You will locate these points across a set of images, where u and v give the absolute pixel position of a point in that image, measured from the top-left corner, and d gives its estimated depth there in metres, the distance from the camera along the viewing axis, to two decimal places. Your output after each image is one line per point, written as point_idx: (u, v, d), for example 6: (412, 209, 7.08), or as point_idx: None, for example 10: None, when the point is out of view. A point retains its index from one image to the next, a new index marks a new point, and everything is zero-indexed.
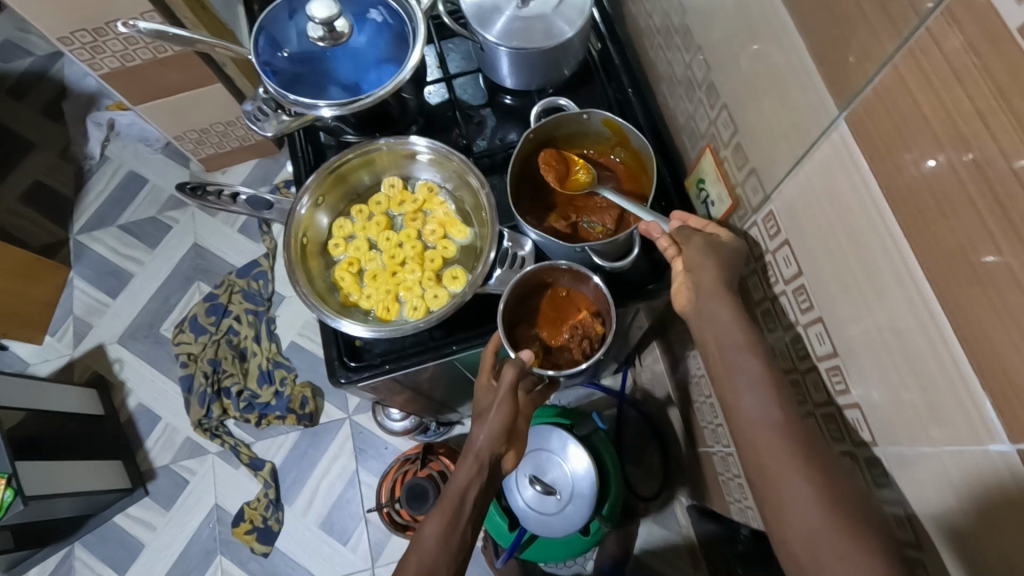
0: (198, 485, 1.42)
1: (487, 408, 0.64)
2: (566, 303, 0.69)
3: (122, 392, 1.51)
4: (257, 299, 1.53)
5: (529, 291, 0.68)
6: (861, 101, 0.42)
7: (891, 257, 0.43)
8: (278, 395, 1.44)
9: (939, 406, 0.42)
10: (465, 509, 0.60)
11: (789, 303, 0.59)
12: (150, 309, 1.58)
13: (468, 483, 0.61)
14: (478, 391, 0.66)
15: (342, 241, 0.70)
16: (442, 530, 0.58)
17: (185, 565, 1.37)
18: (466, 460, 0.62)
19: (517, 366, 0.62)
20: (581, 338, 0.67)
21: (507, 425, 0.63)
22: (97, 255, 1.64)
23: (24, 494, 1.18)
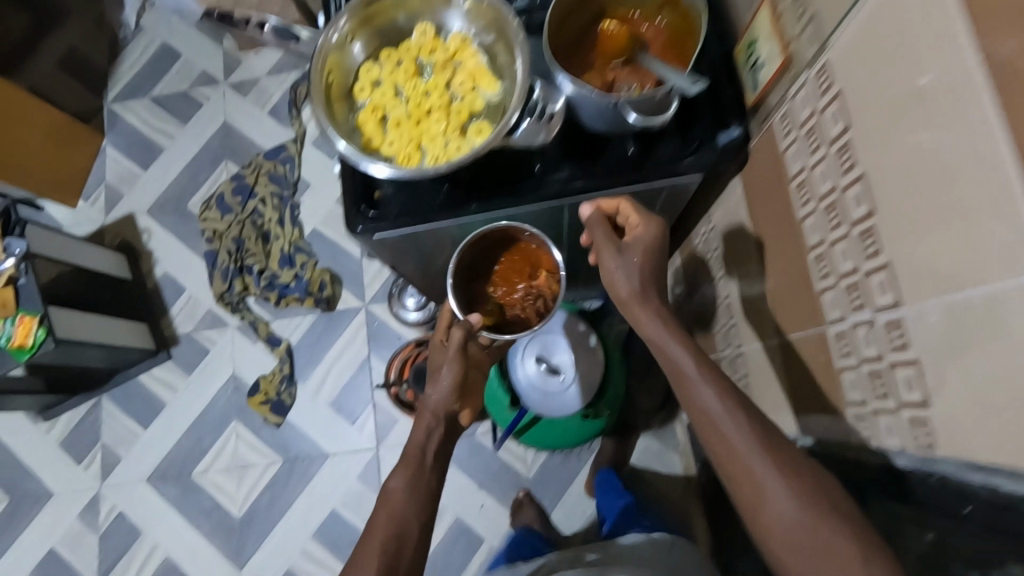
0: (218, 355, 1.48)
1: (438, 367, 0.69)
2: (525, 260, 0.75)
3: (149, 261, 1.55)
4: (283, 183, 1.53)
5: (481, 252, 0.74)
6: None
7: (958, 85, 0.37)
8: (297, 278, 1.46)
9: (971, 251, 0.38)
10: (426, 464, 0.66)
11: (828, 166, 0.52)
12: (179, 184, 1.59)
13: (427, 438, 0.67)
14: (432, 351, 0.71)
15: (368, 86, 0.67)
16: (408, 485, 0.64)
17: (204, 427, 1.44)
18: (421, 416, 0.68)
19: (464, 328, 0.68)
20: (534, 298, 0.74)
21: (459, 380, 0.68)
22: (129, 127, 1.64)
23: (56, 335, 1.23)
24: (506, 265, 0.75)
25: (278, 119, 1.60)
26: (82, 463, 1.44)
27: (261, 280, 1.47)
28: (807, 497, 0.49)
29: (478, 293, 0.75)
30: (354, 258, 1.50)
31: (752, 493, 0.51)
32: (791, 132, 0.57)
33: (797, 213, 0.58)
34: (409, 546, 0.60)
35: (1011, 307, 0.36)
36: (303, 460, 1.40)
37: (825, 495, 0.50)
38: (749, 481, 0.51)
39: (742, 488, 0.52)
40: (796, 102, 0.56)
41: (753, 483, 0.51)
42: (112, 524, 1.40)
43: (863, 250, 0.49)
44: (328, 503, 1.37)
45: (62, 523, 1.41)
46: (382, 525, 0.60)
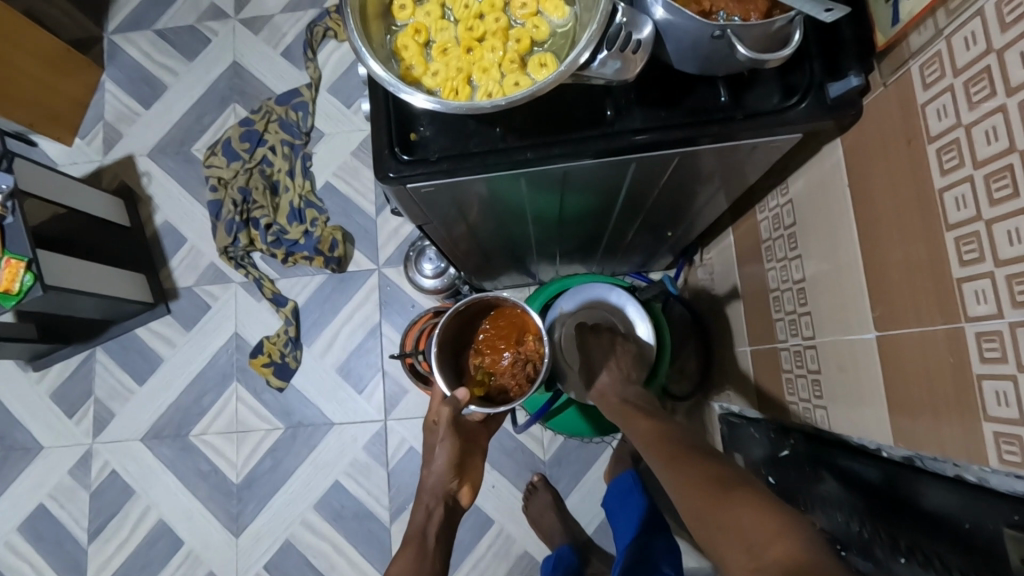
0: (220, 311, 1.39)
1: (435, 447, 0.81)
2: (511, 326, 0.81)
3: (149, 208, 1.45)
4: (294, 131, 1.42)
5: (465, 325, 0.80)
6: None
7: None
8: (307, 235, 1.36)
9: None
10: (428, 547, 0.73)
11: (997, 122, 0.42)
12: (183, 126, 1.48)
13: (428, 520, 0.75)
14: (427, 435, 0.83)
15: (409, 3, 0.56)
16: (413, 563, 0.70)
17: (203, 386, 1.37)
18: (423, 501, 0.78)
19: (451, 405, 0.75)
20: (523, 363, 0.79)
21: (454, 457, 0.80)
22: (131, 60, 1.52)
23: (44, 282, 1.14)
24: (492, 336, 0.81)
25: (292, 60, 1.47)
26: (73, 417, 1.37)
27: (267, 235, 1.36)
28: (706, 477, 0.59)
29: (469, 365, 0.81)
30: (368, 216, 1.39)
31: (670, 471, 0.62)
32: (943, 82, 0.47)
33: (938, 182, 0.48)
34: None
35: None
36: (307, 427, 1.32)
37: (723, 473, 0.59)
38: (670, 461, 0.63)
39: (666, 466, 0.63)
40: (955, 41, 0.46)
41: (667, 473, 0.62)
42: (103, 482, 1.34)
43: None
44: (331, 473, 1.30)
45: (52, 477, 1.34)
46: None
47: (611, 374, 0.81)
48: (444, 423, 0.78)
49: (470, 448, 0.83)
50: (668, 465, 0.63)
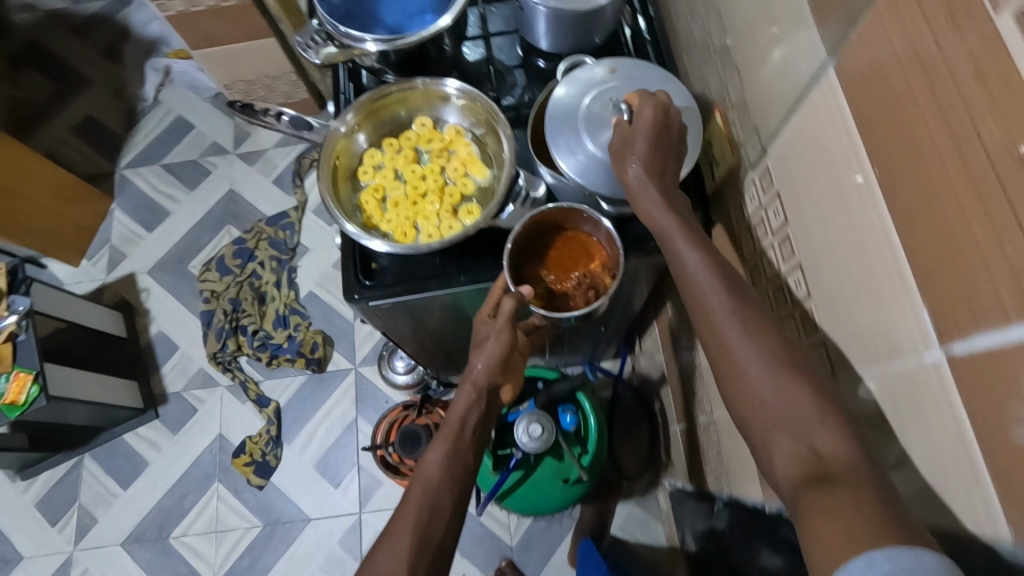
0: (206, 414, 1.49)
1: (485, 339, 0.69)
2: (582, 250, 0.75)
3: (145, 319, 1.59)
4: (282, 247, 1.60)
5: (538, 231, 0.74)
6: (841, 46, 0.50)
7: (870, 212, 0.50)
8: (290, 338, 1.50)
9: (883, 325, 0.51)
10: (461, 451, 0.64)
11: (777, 253, 0.68)
12: (181, 246, 1.66)
13: (468, 410, 0.66)
14: (477, 324, 0.71)
15: (371, 169, 0.76)
16: (445, 462, 0.62)
17: (185, 487, 1.43)
18: (464, 387, 0.67)
19: (516, 299, 0.68)
20: (587, 288, 0.74)
21: (504, 353, 0.68)
22: (138, 190, 1.73)
23: (48, 392, 1.25)
24: (562, 252, 0.75)
25: (282, 185, 1.69)
26: (56, 524, 1.41)
27: (253, 342, 1.51)
28: (789, 365, 0.50)
29: (531, 277, 0.75)
30: (347, 319, 1.54)
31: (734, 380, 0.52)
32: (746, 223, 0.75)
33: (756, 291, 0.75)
34: (439, 528, 0.59)
35: (915, 377, 0.47)
36: (285, 523, 1.38)
37: (812, 370, 0.50)
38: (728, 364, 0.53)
39: (726, 373, 0.53)
40: (748, 194, 0.73)
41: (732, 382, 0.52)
42: None
43: (805, 324, 0.64)
44: (307, 569, 1.35)
45: None
46: (412, 506, 0.59)
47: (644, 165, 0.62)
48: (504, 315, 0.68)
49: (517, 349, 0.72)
50: (729, 371, 0.53)
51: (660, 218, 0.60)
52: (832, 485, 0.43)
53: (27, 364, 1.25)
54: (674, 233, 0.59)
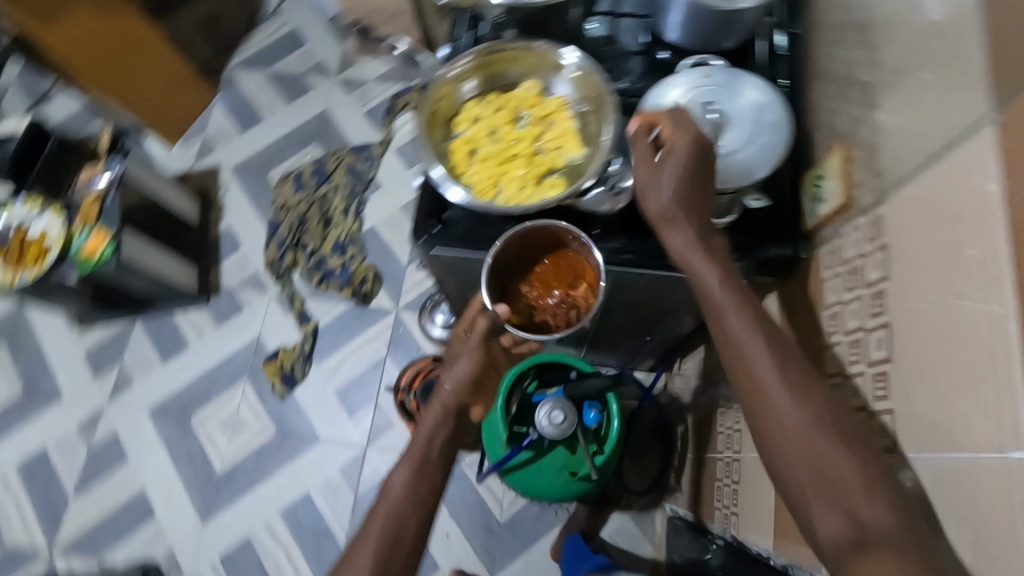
0: (250, 315, 1.56)
1: (458, 358, 0.77)
2: (570, 269, 0.80)
3: (218, 213, 1.66)
4: (359, 179, 1.64)
5: (524, 251, 0.79)
6: (1010, 111, 0.50)
7: (987, 290, 0.51)
8: (344, 266, 1.56)
9: (974, 494, 0.52)
10: (430, 466, 0.70)
11: (864, 305, 0.69)
12: (267, 153, 1.72)
13: (435, 428, 0.72)
14: (452, 340, 0.80)
15: (467, 120, 0.75)
16: (409, 480, 0.68)
17: (216, 377, 1.51)
18: (434, 406, 0.74)
19: (489, 319, 0.75)
20: (566, 306, 0.80)
21: (474, 374, 0.75)
22: (241, 92, 1.79)
23: (120, 254, 1.31)
24: (547, 272, 0.81)
25: (373, 119, 1.72)
26: (98, 377, 1.52)
27: (309, 261, 1.57)
28: (834, 435, 0.54)
29: (515, 293, 0.81)
30: (401, 264, 1.57)
31: (765, 405, 0.57)
32: (836, 267, 0.75)
33: (829, 340, 0.76)
34: (401, 545, 0.64)
35: (991, 460, 0.50)
36: (295, 437, 1.44)
37: (861, 441, 0.54)
38: (757, 389, 0.58)
39: (756, 401, 0.58)
40: (848, 237, 0.73)
41: (759, 411, 0.58)
42: (105, 441, 1.47)
43: (876, 391, 0.66)
44: (304, 486, 1.40)
45: (62, 426, 1.49)
46: (377, 527, 0.65)
47: (679, 192, 0.63)
48: (477, 334, 0.76)
49: (489, 362, 0.80)
50: (759, 395, 0.58)
51: (709, 295, 0.61)
52: (870, 551, 0.49)
53: (108, 223, 1.31)
54: (732, 315, 0.60)
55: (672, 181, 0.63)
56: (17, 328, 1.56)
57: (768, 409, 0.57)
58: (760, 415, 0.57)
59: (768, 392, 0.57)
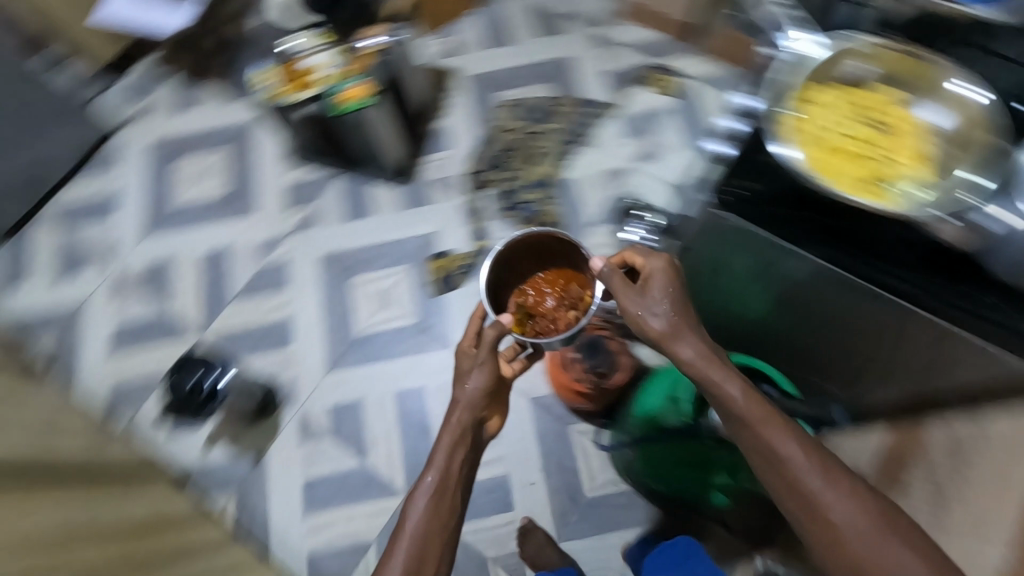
0: (433, 212, 1.63)
1: (469, 371, 0.95)
2: (563, 277, 1.08)
3: (440, 110, 1.73)
4: (577, 131, 1.68)
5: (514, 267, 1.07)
6: None
7: None
8: (533, 204, 1.61)
9: None
10: (450, 485, 0.87)
11: None
12: (503, 74, 1.77)
13: (454, 450, 0.90)
14: (463, 355, 0.97)
15: (825, 105, 0.85)
16: (433, 493, 0.85)
17: (383, 252, 1.61)
18: (452, 430, 0.91)
19: (496, 329, 0.94)
20: (565, 305, 1.04)
21: (488, 383, 0.94)
22: (503, 12, 1.85)
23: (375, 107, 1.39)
24: (546, 279, 1.08)
25: (613, 83, 1.73)
26: (290, 209, 1.67)
27: (503, 186, 1.63)
28: (885, 532, 0.70)
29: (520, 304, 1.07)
30: (586, 225, 1.58)
31: (825, 522, 0.72)
32: None
33: None
34: (426, 562, 0.81)
35: None
36: (432, 334, 1.51)
37: (913, 539, 0.70)
38: (824, 522, 0.72)
39: (816, 521, 0.72)
40: None
41: (823, 521, 0.72)
42: (274, 265, 1.62)
43: None
44: (423, 379, 1.47)
45: (248, 236, 1.65)
46: (407, 544, 0.81)
47: (687, 330, 0.83)
48: (486, 346, 0.94)
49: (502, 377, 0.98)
50: (829, 526, 0.71)
51: (739, 403, 0.78)
52: None
53: (375, 78, 1.39)
54: (774, 433, 0.76)
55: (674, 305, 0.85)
56: (245, 142, 1.74)
57: (834, 521, 0.71)
58: (827, 528, 0.72)
59: (828, 507, 0.72)
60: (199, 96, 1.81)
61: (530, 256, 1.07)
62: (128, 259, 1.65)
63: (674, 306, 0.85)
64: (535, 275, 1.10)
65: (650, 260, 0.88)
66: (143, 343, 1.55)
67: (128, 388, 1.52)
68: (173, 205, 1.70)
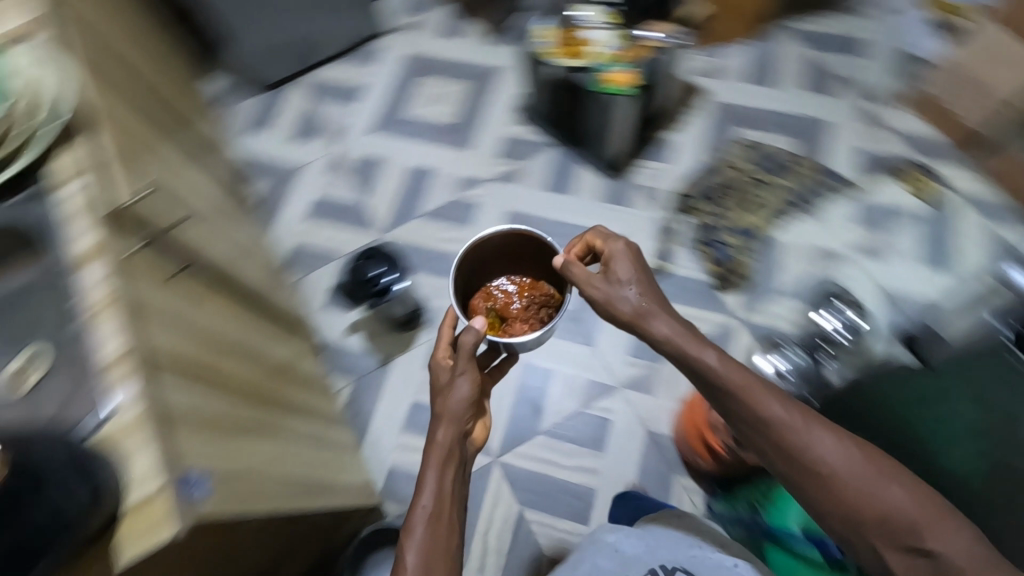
0: (628, 215, 1.61)
1: (446, 382, 0.89)
2: (533, 285, 1.11)
3: (675, 123, 1.71)
4: (805, 196, 1.58)
5: (479, 265, 1.09)
6: None
7: None
8: (730, 248, 1.54)
9: None
10: (443, 510, 0.81)
11: None
12: (751, 113, 1.71)
13: (442, 472, 0.83)
14: (440, 367, 0.91)
15: None
16: (428, 519, 0.80)
17: (566, 232, 1.62)
18: (436, 453, 0.84)
19: (475, 333, 0.91)
20: (536, 306, 1.09)
21: (473, 388, 0.88)
22: (776, 52, 1.78)
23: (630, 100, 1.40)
24: (510, 284, 1.12)
25: (863, 163, 1.61)
26: (500, 159, 1.73)
27: (707, 220, 1.58)
28: (864, 460, 0.80)
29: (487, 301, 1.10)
30: (776, 291, 1.49)
31: (820, 471, 0.80)
32: None
33: None
34: None
35: None
36: (580, 326, 1.51)
37: (901, 478, 0.79)
38: (821, 473, 0.80)
39: (811, 471, 0.80)
40: None
41: (817, 466, 0.80)
42: (466, 202, 1.69)
43: None
44: (554, 364, 1.48)
45: (454, 168, 1.74)
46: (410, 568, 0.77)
47: (670, 324, 0.89)
48: (466, 354, 0.90)
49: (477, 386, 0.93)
50: (829, 479, 0.79)
51: (719, 365, 0.85)
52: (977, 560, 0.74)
53: (642, 74, 1.40)
54: (767, 401, 0.83)
55: (660, 313, 0.90)
56: (485, 85, 1.84)
57: (827, 468, 0.79)
58: (825, 479, 0.79)
59: (817, 450, 0.80)
60: (463, 30, 1.94)
61: (495, 259, 1.10)
62: (350, 144, 1.81)
63: (640, 287, 0.92)
64: (495, 284, 1.12)
65: (610, 244, 0.96)
66: (333, 220, 1.70)
67: (307, 253, 1.67)
68: (403, 114, 1.84)
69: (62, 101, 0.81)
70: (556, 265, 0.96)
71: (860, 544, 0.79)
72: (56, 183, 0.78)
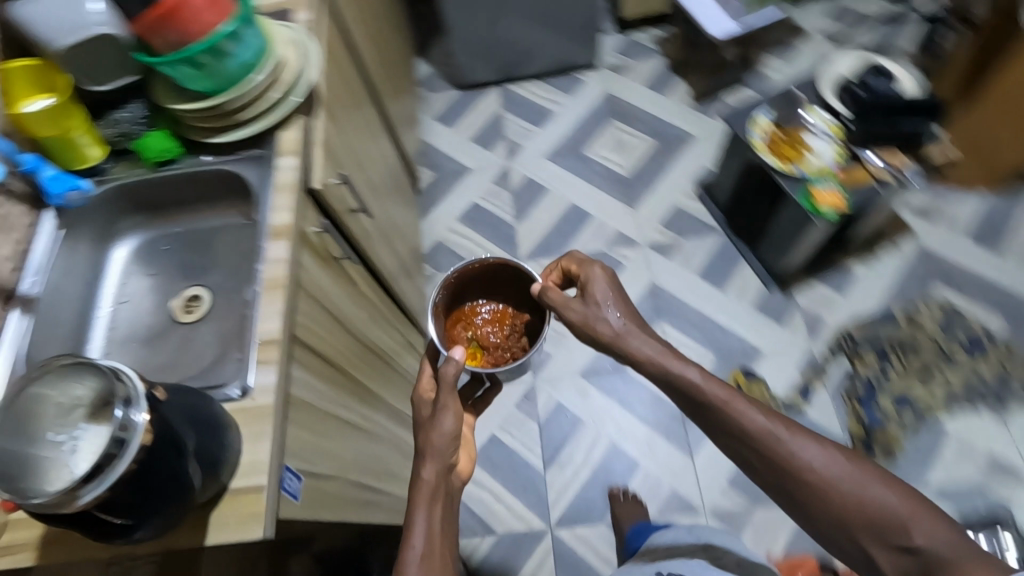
0: (778, 334, 1.47)
1: (427, 416, 0.78)
2: (506, 313, 0.97)
3: (865, 255, 1.53)
4: (998, 391, 1.34)
5: (459, 291, 0.95)
6: None
7: None
8: (884, 414, 1.34)
9: None
10: (433, 550, 0.68)
11: None
12: (961, 274, 1.49)
13: (429, 514, 0.70)
14: (420, 405, 0.81)
15: None
16: (421, 560, 0.67)
17: (705, 326, 1.50)
18: (421, 490, 0.71)
19: (456, 363, 0.77)
20: (516, 332, 0.96)
21: (461, 417, 0.76)
22: (1016, 217, 1.53)
23: (827, 223, 1.26)
24: (485, 311, 0.98)
25: None
26: (662, 227, 1.65)
27: (867, 373, 1.39)
28: (852, 467, 0.64)
29: (466, 332, 0.96)
30: (922, 484, 1.27)
31: (797, 477, 0.65)
32: None
33: None
34: None
35: None
36: (683, 431, 1.41)
37: (884, 475, 0.64)
38: (796, 479, 0.65)
39: (785, 477, 0.66)
40: None
41: (792, 471, 0.65)
42: (613, 257, 1.63)
43: None
44: (643, 458, 1.40)
45: (612, 219, 1.68)
46: None
47: (659, 345, 0.76)
48: (446, 386, 0.76)
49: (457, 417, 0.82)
50: (807, 482, 0.64)
51: (690, 376, 0.71)
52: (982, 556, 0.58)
53: (853, 201, 1.26)
54: (745, 411, 0.68)
55: (630, 311, 0.80)
56: (672, 148, 1.77)
57: (802, 470, 0.65)
58: (801, 480, 0.65)
59: (792, 455, 0.65)
60: (671, 87, 1.88)
61: (474, 281, 0.96)
62: (522, 163, 1.81)
63: (621, 308, 0.80)
64: (475, 305, 0.97)
65: (586, 268, 0.85)
66: (480, 229, 1.72)
67: (446, 252, 1.70)
68: (582, 150, 1.81)
69: (308, 80, 0.84)
70: (532, 293, 0.85)
71: (852, 550, 0.63)
72: (280, 152, 0.82)
